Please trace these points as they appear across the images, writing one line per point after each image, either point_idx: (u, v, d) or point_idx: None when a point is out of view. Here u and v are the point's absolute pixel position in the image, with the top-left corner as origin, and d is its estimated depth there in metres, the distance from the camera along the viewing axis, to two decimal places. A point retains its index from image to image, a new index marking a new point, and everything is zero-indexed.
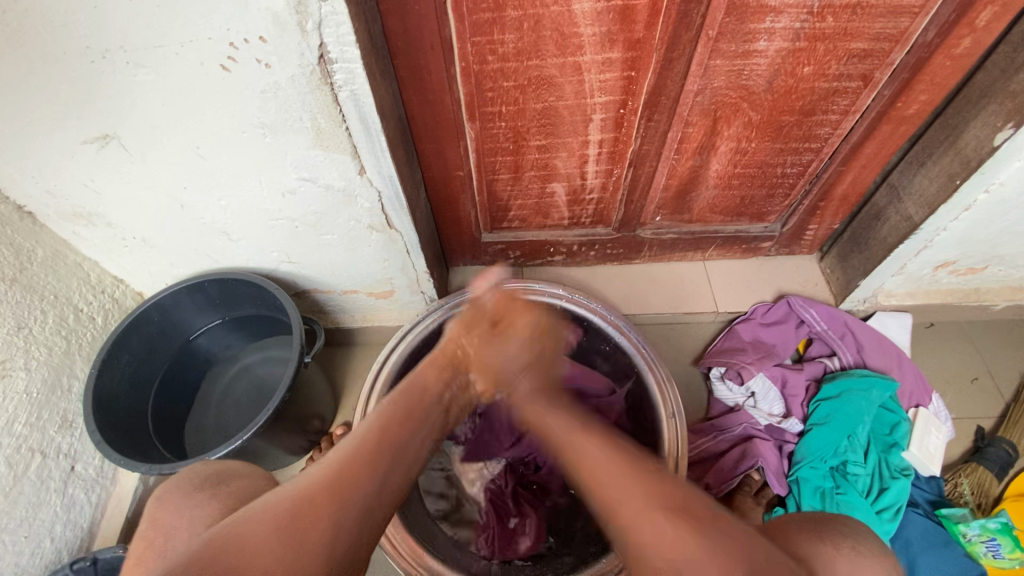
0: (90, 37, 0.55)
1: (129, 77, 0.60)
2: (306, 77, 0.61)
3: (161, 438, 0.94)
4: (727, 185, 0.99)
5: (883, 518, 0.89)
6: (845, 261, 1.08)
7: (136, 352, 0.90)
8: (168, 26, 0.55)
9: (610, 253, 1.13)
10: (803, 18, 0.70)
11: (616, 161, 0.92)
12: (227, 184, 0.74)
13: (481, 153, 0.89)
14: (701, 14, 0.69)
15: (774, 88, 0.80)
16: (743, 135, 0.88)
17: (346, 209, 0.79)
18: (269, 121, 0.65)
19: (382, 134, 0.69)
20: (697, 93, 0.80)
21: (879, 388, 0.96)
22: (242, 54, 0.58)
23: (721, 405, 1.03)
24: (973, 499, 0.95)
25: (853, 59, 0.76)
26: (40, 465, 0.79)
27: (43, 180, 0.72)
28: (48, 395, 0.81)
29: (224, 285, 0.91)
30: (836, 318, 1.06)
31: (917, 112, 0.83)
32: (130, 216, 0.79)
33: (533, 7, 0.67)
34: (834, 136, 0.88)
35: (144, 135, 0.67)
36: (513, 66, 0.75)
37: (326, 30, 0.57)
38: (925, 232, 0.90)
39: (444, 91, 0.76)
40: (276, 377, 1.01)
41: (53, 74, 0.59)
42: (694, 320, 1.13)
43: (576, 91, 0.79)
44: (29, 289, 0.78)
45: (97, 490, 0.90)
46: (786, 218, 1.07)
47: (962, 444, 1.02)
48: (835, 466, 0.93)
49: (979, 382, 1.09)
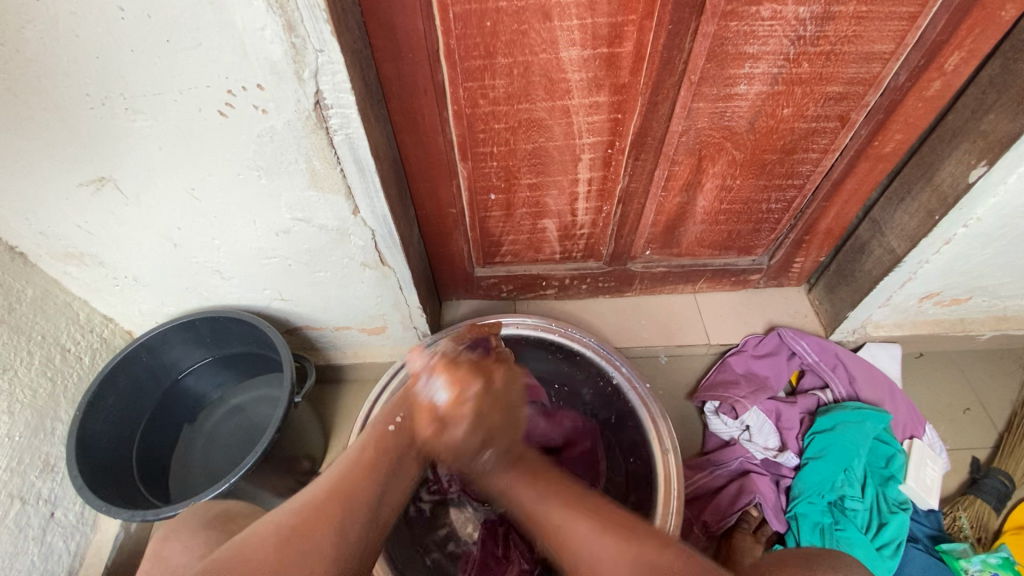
0: (91, 85, 0.57)
1: (127, 123, 0.61)
2: (301, 122, 0.62)
3: (145, 480, 0.92)
4: (714, 220, 1.01)
5: (883, 555, 0.87)
6: (833, 293, 1.10)
7: (122, 393, 0.89)
8: (167, 75, 0.57)
9: (601, 286, 1.15)
10: (780, 64, 0.73)
11: (605, 199, 0.94)
12: (222, 224, 0.75)
13: (474, 191, 0.90)
14: (683, 61, 0.72)
15: (756, 129, 0.83)
16: (728, 173, 0.91)
17: (339, 247, 0.80)
18: (264, 164, 0.67)
19: (376, 175, 0.70)
20: (682, 134, 0.83)
21: (873, 421, 0.96)
22: (239, 101, 0.59)
23: (716, 439, 1.02)
24: (972, 533, 0.93)
25: (831, 101, 0.79)
26: (19, 512, 0.76)
27: (36, 222, 0.72)
28: (30, 438, 0.79)
29: (215, 324, 0.90)
30: (827, 350, 1.07)
31: (893, 150, 0.86)
32: (123, 256, 0.80)
33: (522, 55, 0.70)
34: (815, 173, 0.91)
35: (140, 178, 0.68)
36: (503, 109, 0.77)
37: (322, 77, 0.59)
38: (908, 265, 0.92)
39: (437, 133, 0.79)
40: (267, 417, 1.00)
41: (52, 120, 0.60)
42: (686, 352, 1.13)
43: (565, 133, 0.81)
44: (16, 330, 0.77)
45: (76, 537, 0.87)
46: (773, 251, 1.09)
47: (959, 476, 1.02)
48: (832, 501, 0.92)
49: (971, 412, 1.09)
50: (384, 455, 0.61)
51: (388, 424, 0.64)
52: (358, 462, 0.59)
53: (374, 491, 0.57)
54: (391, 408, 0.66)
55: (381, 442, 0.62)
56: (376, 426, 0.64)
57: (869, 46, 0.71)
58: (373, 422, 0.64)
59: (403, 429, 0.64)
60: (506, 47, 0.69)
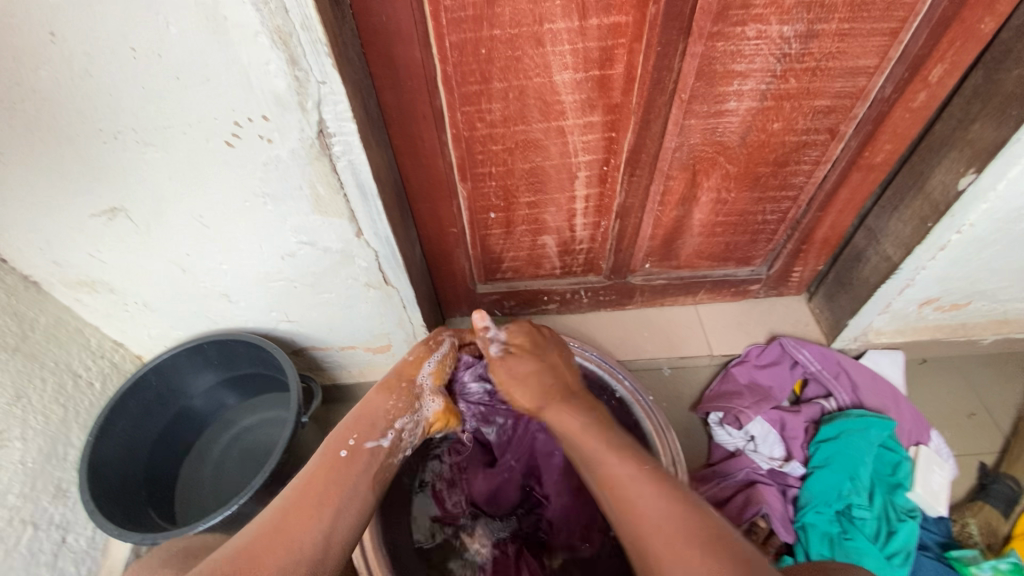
0: (104, 120, 0.59)
1: (138, 155, 0.63)
2: (305, 150, 0.65)
3: (154, 504, 0.93)
4: (711, 232, 1.02)
5: (894, 563, 0.86)
6: (832, 301, 1.10)
7: (132, 417, 0.90)
8: (176, 110, 0.59)
9: (603, 300, 1.16)
10: (767, 80, 0.76)
11: (603, 214, 0.96)
12: (229, 250, 0.77)
13: (473, 211, 0.92)
14: (673, 81, 0.74)
15: (747, 143, 0.85)
16: (722, 186, 0.92)
17: (343, 269, 0.82)
18: (270, 191, 0.69)
19: (378, 198, 0.72)
20: (675, 150, 0.85)
21: (877, 428, 0.96)
22: (245, 132, 0.62)
23: (721, 451, 1.02)
24: (982, 539, 0.93)
25: (819, 115, 0.81)
26: (32, 537, 0.77)
27: (50, 252, 0.74)
28: (43, 464, 0.81)
29: (222, 346, 0.92)
30: (829, 358, 1.07)
31: (884, 160, 0.88)
32: (133, 283, 0.82)
33: (517, 79, 0.73)
34: (809, 184, 0.93)
35: (150, 207, 0.70)
36: (500, 131, 0.79)
37: (324, 107, 0.61)
38: (905, 272, 0.93)
39: (437, 155, 0.81)
40: (274, 438, 1.01)
41: (67, 155, 0.62)
42: (690, 363, 1.14)
43: (561, 152, 0.84)
44: (30, 357, 0.79)
45: (88, 562, 0.87)
46: (771, 261, 1.10)
47: (967, 481, 1.02)
48: (840, 510, 0.92)
49: (977, 417, 1.09)
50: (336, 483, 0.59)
51: (342, 448, 0.63)
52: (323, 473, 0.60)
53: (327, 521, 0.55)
54: (349, 426, 0.65)
55: (331, 469, 0.60)
56: (329, 449, 0.63)
57: (854, 61, 0.73)
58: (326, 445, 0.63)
59: (359, 450, 0.63)
60: (501, 72, 0.71)
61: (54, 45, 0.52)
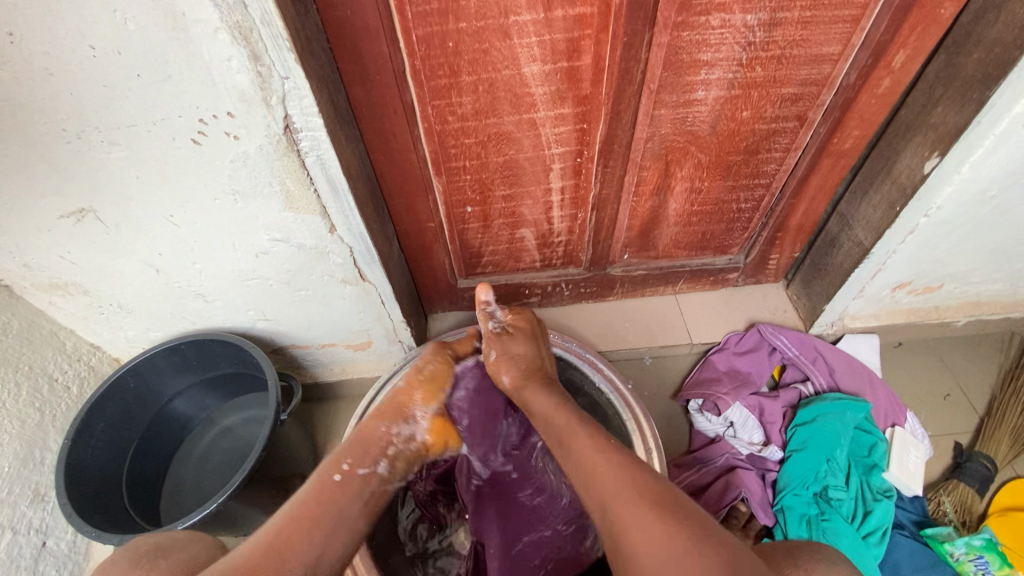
0: (67, 119, 0.59)
1: (104, 155, 0.63)
2: (273, 146, 0.64)
3: (136, 505, 0.92)
4: (688, 222, 1.03)
5: (870, 543, 0.88)
6: (809, 287, 1.12)
7: (111, 419, 0.90)
8: (140, 107, 0.59)
9: (583, 292, 1.17)
10: (734, 69, 0.76)
11: (580, 206, 0.96)
12: (202, 249, 0.77)
13: (450, 205, 0.93)
14: (641, 71, 0.75)
15: (718, 132, 0.86)
16: (696, 175, 0.93)
17: (319, 265, 0.82)
18: (240, 188, 0.69)
19: (349, 193, 0.73)
20: (647, 140, 0.86)
21: (853, 411, 0.98)
22: (211, 129, 0.62)
23: (702, 437, 1.04)
24: (956, 517, 0.96)
25: (787, 103, 0.82)
26: (10, 542, 0.77)
27: (19, 255, 0.74)
28: (19, 469, 0.80)
29: (200, 347, 0.91)
30: (806, 343, 1.09)
31: (853, 146, 0.89)
32: (107, 285, 0.81)
33: (486, 72, 0.73)
34: (781, 171, 0.94)
35: (119, 207, 0.69)
36: (472, 125, 0.80)
37: (289, 103, 0.61)
38: (876, 256, 0.95)
39: (410, 150, 0.81)
40: (256, 437, 1.01)
41: (30, 155, 0.62)
42: (670, 352, 1.15)
43: (534, 144, 0.84)
44: (3, 362, 0.78)
45: (68, 566, 0.87)
46: (748, 250, 1.11)
47: (942, 461, 1.03)
48: (817, 492, 0.93)
49: (952, 398, 1.11)
50: (326, 508, 0.59)
51: (336, 474, 0.63)
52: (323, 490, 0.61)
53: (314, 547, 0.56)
54: (343, 451, 0.66)
55: (325, 492, 0.61)
56: (321, 474, 0.63)
57: (818, 48, 0.74)
58: (321, 467, 0.64)
59: (351, 476, 0.64)
60: (469, 65, 0.72)
61: (10, 44, 0.52)
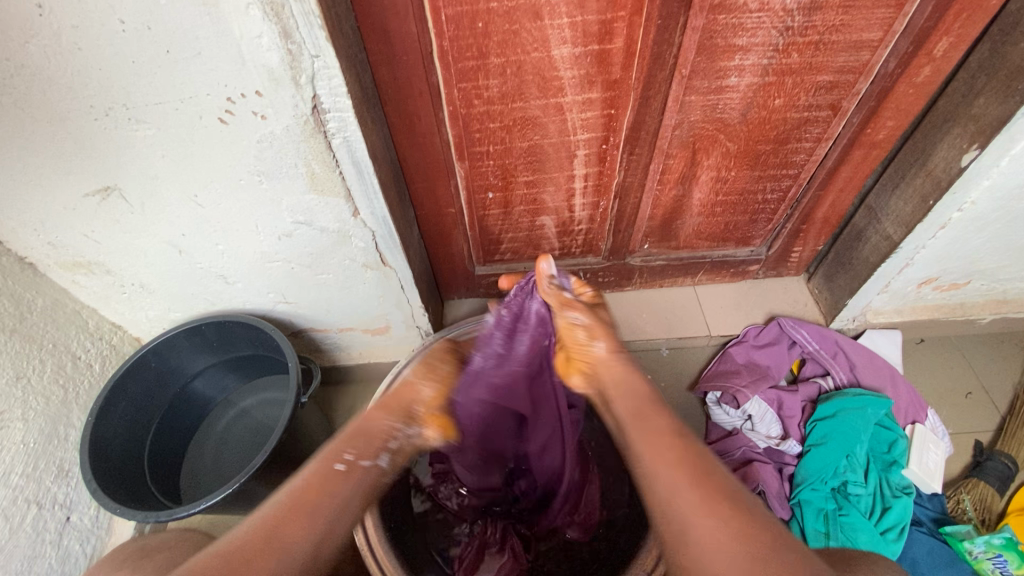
0: (95, 96, 0.58)
1: (130, 133, 0.63)
2: (300, 127, 0.64)
3: (157, 483, 0.94)
4: (711, 212, 1.01)
5: (888, 539, 0.88)
6: (831, 281, 1.10)
7: (133, 398, 0.90)
8: (168, 84, 0.58)
9: (602, 281, 1.16)
10: (769, 55, 0.74)
11: (602, 194, 0.95)
12: (225, 230, 0.77)
13: (471, 190, 0.91)
14: (674, 55, 0.73)
15: (748, 120, 0.84)
16: (722, 164, 0.91)
17: (341, 248, 0.81)
18: (265, 169, 0.68)
19: (375, 176, 0.72)
20: (675, 127, 0.84)
21: (873, 407, 0.97)
22: (239, 108, 0.61)
23: (719, 430, 1.03)
24: (976, 515, 0.94)
25: (821, 91, 0.80)
26: (36, 516, 0.78)
27: (44, 233, 0.74)
28: (44, 444, 0.81)
29: (221, 328, 0.91)
30: (827, 338, 1.08)
31: (886, 137, 0.87)
32: (130, 264, 0.81)
33: (515, 54, 0.71)
34: (810, 162, 0.92)
35: (144, 187, 0.69)
36: (498, 108, 0.78)
37: (319, 82, 0.60)
38: (905, 250, 0.93)
39: (434, 133, 0.80)
40: (275, 418, 1.02)
41: (57, 132, 0.61)
42: (688, 343, 1.15)
43: (560, 130, 0.83)
44: (28, 339, 0.79)
45: (91, 540, 0.88)
46: (771, 242, 1.10)
47: (962, 459, 1.02)
48: (836, 487, 0.93)
49: (973, 395, 1.10)
50: (324, 499, 0.53)
51: (337, 461, 0.57)
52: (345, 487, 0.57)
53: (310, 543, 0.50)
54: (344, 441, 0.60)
55: (323, 480, 0.55)
56: (322, 461, 0.57)
57: (858, 34, 0.72)
58: (318, 457, 0.57)
59: (355, 466, 0.57)
60: (498, 47, 0.70)
61: (40, 17, 0.51)
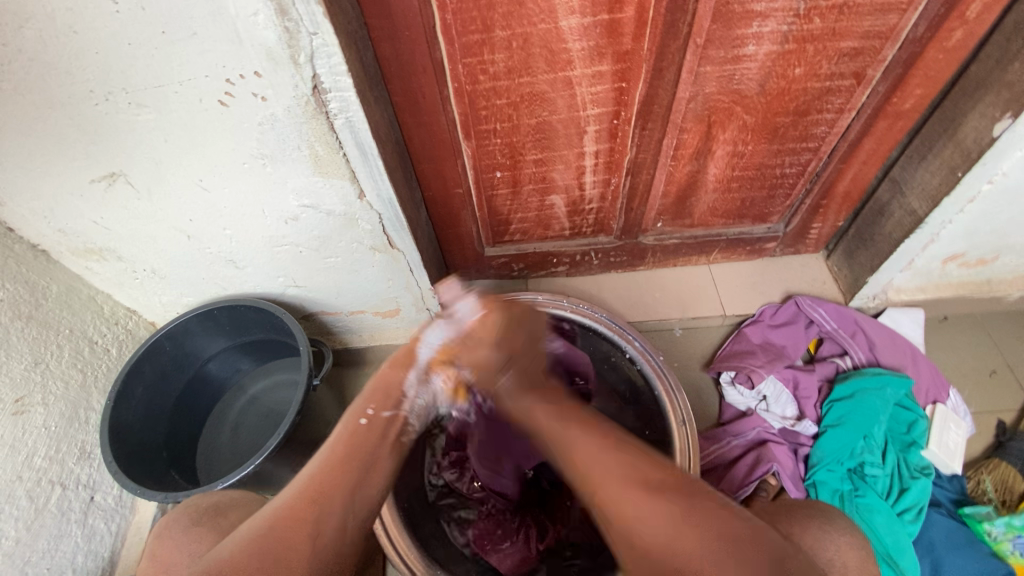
0: (94, 81, 0.57)
1: (132, 117, 0.62)
2: (301, 108, 0.62)
3: (176, 464, 0.96)
4: (727, 188, 0.98)
5: (904, 520, 0.87)
6: (852, 258, 1.07)
7: (149, 381, 0.92)
8: (165, 66, 0.57)
9: (613, 261, 1.14)
10: (790, 21, 0.70)
11: (614, 170, 0.92)
12: (232, 215, 0.76)
13: (479, 169, 0.90)
14: (688, 23, 0.70)
15: (766, 91, 0.80)
16: (739, 138, 0.88)
17: (348, 231, 0.80)
18: (268, 152, 0.67)
19: (379, 158, 0.70)
20: (689, 100, 0.81)
21: (893, 386, 0.95)
22: (238, 90, 0.59)
23: (733, 410, 1.02)
24: (996, 496, 0.92)
25: (844, 58, 0.76)
26: (60, 497, 0.81)
27: (55, 220, 0.74)
28: (66, 427, 0.83)
29: (233, 312, 0.92)
30: (846, 316, 1.05)
31: (913, 106, 0.83)
32: (140, 250, 0.82)
33: (521, 26, 0.69)
34: (831, 134, 0.88)
35: (149, 172, 0.69)
36: (505, 84, 0.76)
37: (318, 61, 0.58)
38: (930, 226, 0.89)
39: (439, 112, 0.78)
40: (289, 401, 1.03)
41: (60, 119, 0.61)
42: (701, 324, 1.13)
43: (568, 105, 0.80)
44: (45, 325, 0.80)
45: (116, 518, 0.91)
46: (789, 218, 1.06)
47: (984, 439, 1.00)
48: (852, 468, 0.91)
49: (997, 374, 1.06)
50: (356, 452, 0.58)
51: (361, 416, 0.62)
52: (343, 440, 0.59)
53: (350, 488, 0.55)
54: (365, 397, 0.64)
55: (352, 436, 0.59)
56: (348, 419, 0.61)
57: None
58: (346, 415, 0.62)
59: (377, 419, 0.62)
60: (504, 19, 0.67)
61: None
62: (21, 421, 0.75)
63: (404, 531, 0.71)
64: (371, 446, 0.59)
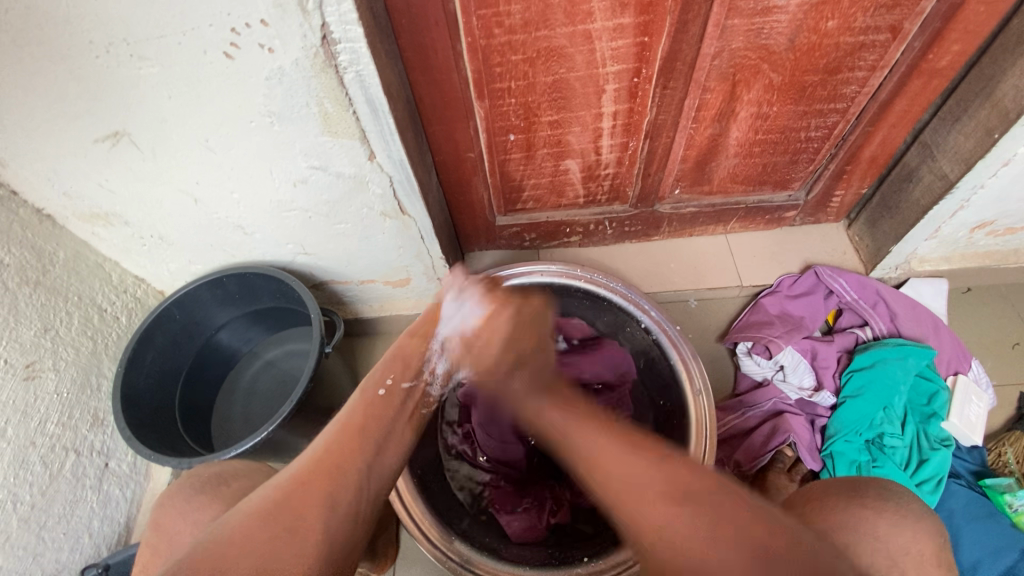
0: (93, 31, 0.55)
1: (134, 71, 0.59)
2: (309, 60, 0.59)
3: (189, 432, 0.96)
4: (748, 153, 0.95)
5: (922, 491, 0.86)
6: (875, 226, 1.04)
7: (160, 349, 0.91)
8: (167, 14, 0.54)
9: (628, 230, 1.11)
10: None
11: (632, 133, 0.89)
12: (239, 177, 0.74)
13: (492, 132, 0.87)
14: None
15: (796, 46, 0.76)
16: (764, 99, 0.84)
17: (358, 195, 0.78)
18: (276, 109, 0.64)
19: (390, 116, 0.67)
20: (714, 56, 0.77)
21: (915, 357, 0.93)
22: (244, 40, 0.57)
23: (749, 380, 1.00)
24: (1018, 468, 0.90)
25: (881, 10, 0.71)
26: (75, 463, 0.81)
27: (58, 183, 0.72)
28: (78, 394, 0.83)
29: (242, 280, 0.90)
30: (867, 286, 1.02)
31: (950, 64, 0.79)
32: (146, 215, 0.80)
33: None
34: (861, 95, 0.84)
35: (154, 130, 0.66)
36: (521, 38, 0.72)
37: (327, 8, 0.55)
38: (961, 191, 0.86)
39: (452, 69, 0.74)
40: (300, 371, 1.02)
41: (60, 73, 0.58)
42: (717, 295, 1.10)
43: (587, 62, 0.76)
44: (53, 291, 0.79)
45: (131, 485, 0.92)
46: (811, 185, 1.03)
47: (1005, 411, 0.98)
48: (870, 439, 0.90)
49: (1021, 346, 1.04)
50: (372, 419, 0.58)
51: (379, 388, 0.62)
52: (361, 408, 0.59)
53: (369, 456, 0.54)
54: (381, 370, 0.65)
55: (369, 405, 0.59)
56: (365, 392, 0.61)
57: None
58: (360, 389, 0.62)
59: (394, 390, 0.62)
60: None
61: None
62: (32, 387, 0.75)
63: (418, 497, 0.71)
64: (389, 416, 0.59)
